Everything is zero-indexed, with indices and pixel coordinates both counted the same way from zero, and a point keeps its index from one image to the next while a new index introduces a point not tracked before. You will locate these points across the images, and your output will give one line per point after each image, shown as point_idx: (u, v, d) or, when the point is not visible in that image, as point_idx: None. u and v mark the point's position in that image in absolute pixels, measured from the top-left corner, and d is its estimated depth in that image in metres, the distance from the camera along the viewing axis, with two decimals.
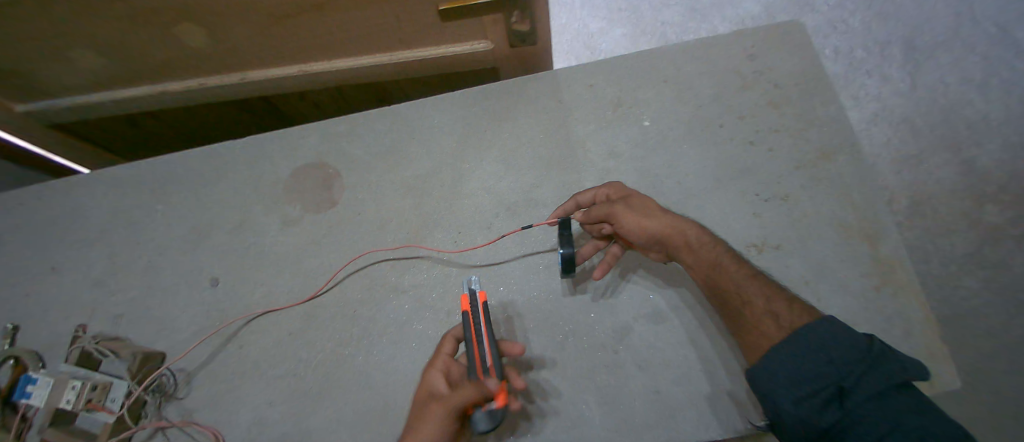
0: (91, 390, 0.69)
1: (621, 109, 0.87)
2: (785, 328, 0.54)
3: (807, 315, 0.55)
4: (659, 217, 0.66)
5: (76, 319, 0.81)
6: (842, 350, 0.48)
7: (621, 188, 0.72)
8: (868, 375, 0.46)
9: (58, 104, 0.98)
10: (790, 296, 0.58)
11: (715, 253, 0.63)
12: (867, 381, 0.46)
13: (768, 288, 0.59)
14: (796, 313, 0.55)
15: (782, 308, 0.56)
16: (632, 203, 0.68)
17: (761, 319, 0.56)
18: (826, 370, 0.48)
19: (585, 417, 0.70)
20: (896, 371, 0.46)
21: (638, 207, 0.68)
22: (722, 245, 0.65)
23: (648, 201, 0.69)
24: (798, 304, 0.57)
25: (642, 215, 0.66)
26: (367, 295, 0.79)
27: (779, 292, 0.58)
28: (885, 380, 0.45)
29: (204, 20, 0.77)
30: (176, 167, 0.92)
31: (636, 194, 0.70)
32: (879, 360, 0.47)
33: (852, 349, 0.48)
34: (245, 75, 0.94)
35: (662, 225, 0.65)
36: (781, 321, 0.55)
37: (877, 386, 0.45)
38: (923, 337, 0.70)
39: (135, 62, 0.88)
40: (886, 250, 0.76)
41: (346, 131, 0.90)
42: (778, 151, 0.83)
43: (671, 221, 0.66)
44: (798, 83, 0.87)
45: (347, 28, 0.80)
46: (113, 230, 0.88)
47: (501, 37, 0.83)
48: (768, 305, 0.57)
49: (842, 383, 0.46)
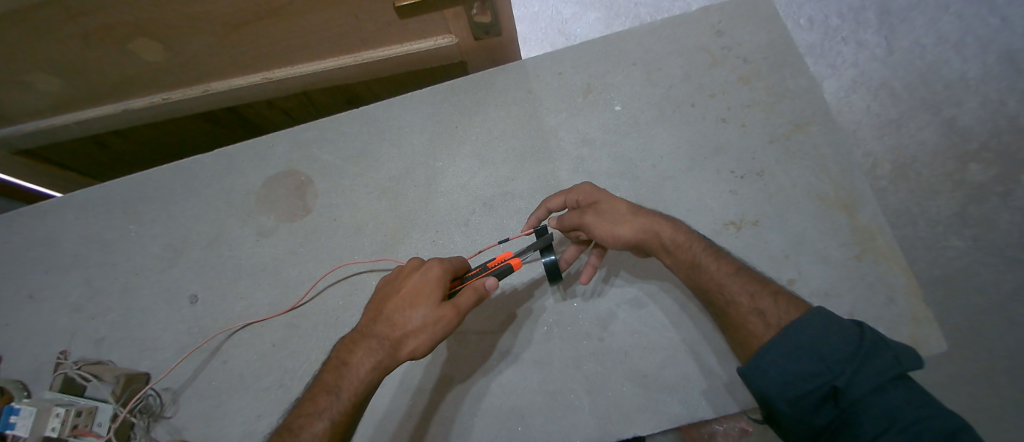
0: (76, 417, 0.66)
1: (592, 95, 0.87)
2: (773, 326, 0.54)
3: (794, 309, 0.54)
4: (630, 221, 0.66)
5: (58, 345, 0.81)
6: (834, 346, 0.48)
7: (590, 191, 0.71)
8: (860, 373, 0.46)
9: (23, 129, 0.96)
10: (775, 288, 0.58)
11: (692, 253, 0.63)
12: (860, 379, 0.46)
13: (752, 283, 0.59)
14: (781, 306, 0.55)
15: (768, 305, 0.55)
16: (601, 210, 0.68)
17: (748, 317, 0.56)
18: (820, 369, 0.48)
19: (574, 406, 0.70)
20: (890, 363, 0.46)
21: (607, 214, 0.67)
22: (700, 243, 0.64)
23: (616, 204, 0.68)
24: (784, 297, 0.56)
25: (613, 223, 0.66)
26: (349, 301, 0.78)
27: (763, 287, 0.58)
28: (878, 376, 0.45)
29: (159, 34, 0.75)
30: (146, 186, 0.90)
31: (604, 198, 0.69)
32: (870, 354, 0.47)
33: (845, 344, 0.48)
34: (208, 87, 0.92)
35: (633, 230, 0.65)
36: (768, 319, 0.54)
37: (870, 384, 0.45)
38: (904, 301, 0.71)
39: (93, 81, 0.85)
40: (866, 218, 0.76)
41: (316, 136, 0.89)
42: (751, 126, 0.82)
43: (642, 224, 0.66)
44: (769, 56, 0.86)
45: (306, 31, 0.78)
46: (89, 253, 0.87)
47: (464, 30, 0.82)
48: (753, 303, 0.56)
49: (835, 384, 0.47)
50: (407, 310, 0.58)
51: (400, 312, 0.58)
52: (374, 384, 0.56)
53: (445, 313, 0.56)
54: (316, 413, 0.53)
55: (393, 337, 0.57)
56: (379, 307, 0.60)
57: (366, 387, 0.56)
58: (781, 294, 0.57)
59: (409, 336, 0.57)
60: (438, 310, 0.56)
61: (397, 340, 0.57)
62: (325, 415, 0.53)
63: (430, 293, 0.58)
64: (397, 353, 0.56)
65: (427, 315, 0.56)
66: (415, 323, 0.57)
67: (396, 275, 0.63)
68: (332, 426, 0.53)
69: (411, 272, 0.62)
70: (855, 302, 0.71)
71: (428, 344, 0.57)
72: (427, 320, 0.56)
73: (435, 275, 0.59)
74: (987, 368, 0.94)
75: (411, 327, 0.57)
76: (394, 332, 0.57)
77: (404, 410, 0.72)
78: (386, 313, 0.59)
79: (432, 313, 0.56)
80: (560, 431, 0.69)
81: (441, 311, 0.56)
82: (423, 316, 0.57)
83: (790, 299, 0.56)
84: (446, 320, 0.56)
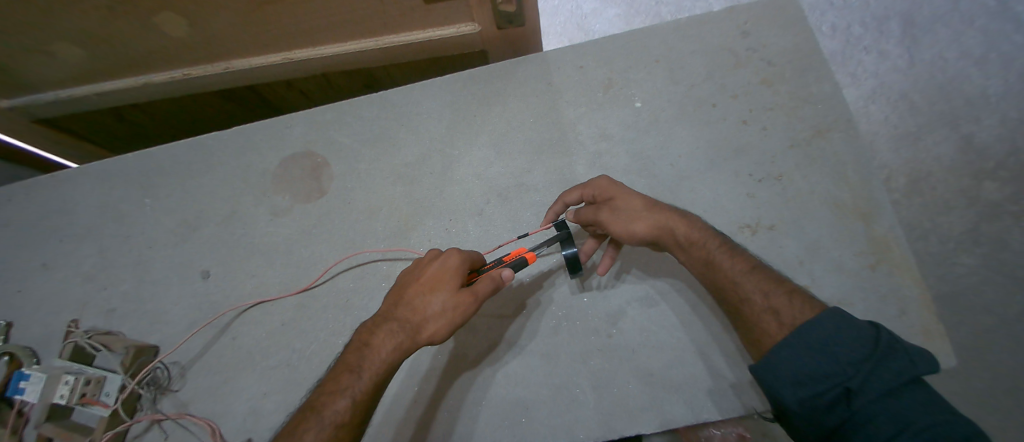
0: (85, 385, 0.68)
1: (612, 90, 0.86)
2: (786, 326, 0.53)
3: (810, 310, 0.53)
4: (644, 218, 0.66)
5: (66, 314, 0.81)
6: (847, 349, 0.48)
7: (606, 186, 0.70)
8: (874, 375, 0.46)
9: (42, 98, 0.97)
10: (792, 287, 0.57)
11: (706, 250, 0.63)
12: (874, 381, 0.45)
13: (767, 282, 0.58)
14: (796, 305, 0.54)
15: (783, 304, 0.55)
16: (615, 207, 0.68)
17: (761, 316, 0.56)
18: (832, 369, 0.48)
19: (580, 401, 0.70)
20: (905, 368, 0.45)
21: (622, 211, 0.67)
22: (715, 239, 0.64)
23: (631, 200, 0.68)
24: (801, 297, 0.55)
25: (627, 220, 0.66)
26: (360, 285, 0.78)
27: (778, 285, 0.57)
28: (892, 378, 0.45)
29: (184, 9, 0.75)
30: (161, 160, 0.90)
31: (619, 194, 0.69)
32: (886, 356, 0.46)
33: (858, 347, 0.48)
34: (228, 65, 0.92)
35: (648, 227, 0.65)
36: (782, 318, 0.54)
37: (884, 386, 0.45)
38: (918, 313, 0.70)
39: (115, 54, 0.86)
40: (882, 228, 0.75)
41: (333, 118, 0.89)
42: (772, 129, 0.81)
43: (657, 220, 0.65)
44: (792, 60, 0.85)
45: (330, 12, 0.78)
46: (102, 224, 0.88)
47: (487, 19, 0.81)
48: (767, 301, 0.56)
49: (848, 385, 0.46)
50: (427, 295, 0.58)
51: (420, 297, 0.58)
52: (394, 367, 0.56)
53: (464, 299, 0.56)
54: (338, 393, 0.54)
55: (413, 322, 0.57)
56: (399, 293, 0.61)
57: (386, 370, 0.55)
58: (796, 293, 0.56)
59: (428, 321, 0.57)
60: (458, 295, 0.57)
61: (416, 325, 0.57)
62: (346, 395, 0.53)
63: (450, 278, 0.58)
64: (416, 337, 0.56)
65: (447, 300, 0.57)
66: (434, 308, 0.57)
67: (415, 264, 0.64)
68: (353, 406, 0.53)
69: (430, 260, 0.63)
70: (869, 312, 0.70)
71: (446, 330, 0.56)
72: (446, 305, 0.56)
73: (454, 261, 0.60)
74: (993, 387, 0.94)
75: (431, 313, 0.57)
76: (413, 316, 0.57)
77: (409, 396, 0.72)
78: (406, 298, 0.59)
79: (451, 299, 0.57)
80: (564, 425, 0.69)
81: (460, 295, 0.56)
82: (442, 301, 0.57)
83: (805, 298, 0.55)
84: (465, 305, 0.56)
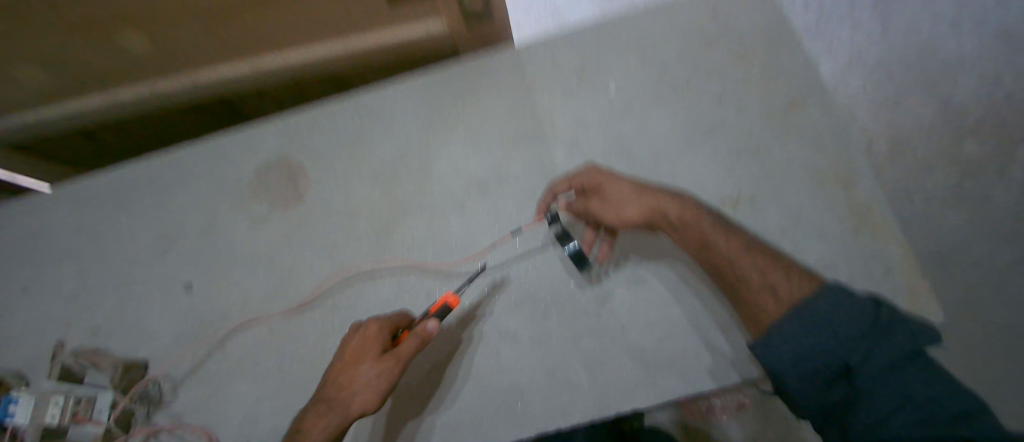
0: (76, 404, 0.68)
1: (586, 75, 0.86)
2: (785, 302, 0.53)
3: (806, 285, 0.54)
4: (636, 203, 0.67)
5: (53, 336, 0.81)
6: (849, 325, 0.49)
7: (594, 175, 0.72)
8: (874, 349, 0.46)
9: (11, 122, 0.95)
10: (787, 264, 0.58)
11: (700, 228, 0.62)
12: (874, 356, 0.46)
13: (764, 260, 0.58)
14: (794, 282, 0.55)
15: (779, 281, 0.55)
16: (605, 195, 0.70)
17: (760, 293, 0.56)
18: (834, 347, 0.48)
19: (575, 384, 0.70)
20: (905, 341, 0.46)
21: (613, 198, 0.70)
22: (706, 216, 0.63)
23: (621, 186, 0.69)
24: (796, 273, 0.56)
25: (617, 206, 0.68)
26: (345, 288, 0.78)
27: (775, 263, 0.57)
28: (891, 352, 0.46)
29: (146, 21, 0.74)
30: (136, 175, 0.89)
31: (608, 181, 0.71)
32: (886, 331, 0.47)
33: (859, 323, 0.48)
34: (195, 78, 0.91)
35: (640, 211, 0.67)
36: (780, 295, 0.54)
37: (882, 360, 0.46)
38: (900, 272, 0.71)
39: (78, 73, 0.84)
40: (861, 191, 0.76)
41: (308, 121, 0.88)
42: (746, 102, 0.82)
43: (649, 204, 0.66)
44: (763, 32, 0.85)
45: (294, 13, 0.76)
46: (82, 243, 0.87)
47: (454, 11, 0.81)
48: (764, 278, 0.56)
49: (848, 360, 0.47)
50: (351, 368, 0.59)
51: (344, 371, 0.60)
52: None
53: (385, 364, 0.58)
54: None
55: (340, 398, 0.59)
56: (327, 371, 0.63)
57: None
58: (792, 270, 0.57)
59: (356, 393, 0.58)
60: (378, 365, 0.58)
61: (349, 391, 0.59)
62: None
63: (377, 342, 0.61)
64: (349, 411, 0.58)
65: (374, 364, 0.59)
66: (358, 381, 0.58)
67: (345, 335, 0.66)
68: None
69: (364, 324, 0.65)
70: (850, 275, 0.71)
71: (376, 395, 0.58)
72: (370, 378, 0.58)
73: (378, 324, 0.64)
74: None
75: (356, 385, 0.58)
76: (340, 392, 0.59)
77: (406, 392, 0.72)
78: (332, 375, 0.61)
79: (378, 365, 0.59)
80: (560, 408, 0.70)
81: (381, 363, 0.58)
82: (365, 373, 0.58)
83: (801, 275, 0.56)
84: (387, 370, 0.58)
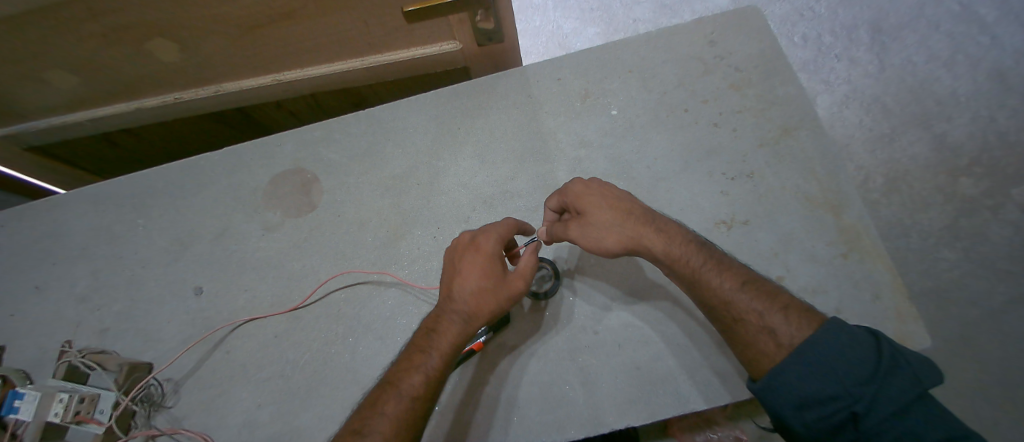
0: (79, 403, 0.67)
1: (590, 100, 0.90)
2: (785, 346, 0.56)
3: (807, 327, 0.56)
4: (615, 232, 0.67)
5: (62, 335, 0.82)
6: (852, 371, 0.51)
7: (580, 196, 0.70)
8: (878, 398, 0.49)
9: (37, 125, 0.99)
10: (786, 302, 0.59)
11: (695, 269, 0.64)
12: (878, 404, 0.49)
13: (762, 300, 0.60)
14: (794, 322, 0.57)
15: (780, 323, 0.57)
16: (586, 222, 0.69)
17: (758, 336, 0.58)
18: (841, 393, 0.51)
19: (570, 398, 0.71)
20: (909, 385, 0.49)
21: (593, 225, 0.68)
22: (704, 257, 0.65)
23: (602, 212, 0.68)
24: (797, 313, 0.58)
25: (596, 235, 0.68)
26: (350, 295, 0.80)
27: (774, 303, 0.59)
28: (893, 400, 0.49)
29: (178, 36, 0.78)
30: (155, 181, 0.92)
31: (591, 206, 0.69)
32: (887, 376, 0.50)
33: (861, 368, 0.51)
34: (220, 88, 0.96)
35: (619, 241, 0.67)
36: (779, 338, 0.56)
37: (887, 408, 0.49)
38: (892, 297, 0.73)
39: (109, 80, 0.89)
40: (852, 218, 0.78)
41: (323, 136, 0.92)
42: (741, 130, 0.86)
43: (631, 234, 0.67)
44: (757, 66, 0.90)
45: (318, 34, 0.81)
46: (96, 245, 0.89)
47: (468, 37, 0.86)
48: (763, 321, 0.58)
49: (854, 409, 0.50)
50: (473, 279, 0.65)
51: (466, 282, 0.65)
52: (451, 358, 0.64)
53: (515, 280, 0.65)
54: (401, 391, 0.61)
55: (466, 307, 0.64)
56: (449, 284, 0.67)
57: (445, 363, 0.63)
58: (791, 309, 0.58)
59: (479, 303, 0.64)
60: (505, 279, 0.64)
61: (384, 408, 0.60)
62: (405, 394, 0.61)
63: (438, 357, 0.63)
64: (474, 318, 0.64)
65: (423, 379, 0.62)
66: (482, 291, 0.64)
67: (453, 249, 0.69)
68: (411, 403, 0.60)
69: (473, 253, 0.66)
70: (842, 299, 0.73)
71: (501, 306, 0.65)
72: (409, 402, 0.60)
73: (491, 255, 0.65)
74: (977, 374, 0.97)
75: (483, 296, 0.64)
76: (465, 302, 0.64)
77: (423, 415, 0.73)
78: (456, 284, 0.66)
79: (421, 388, 0.61)
80: (554, 421, 0.70)
81: (509, 277, 0.65)
82: (487, 284, 0.64)
83: (801, 314, 0.58)
84: (516, 283, 0.65)
